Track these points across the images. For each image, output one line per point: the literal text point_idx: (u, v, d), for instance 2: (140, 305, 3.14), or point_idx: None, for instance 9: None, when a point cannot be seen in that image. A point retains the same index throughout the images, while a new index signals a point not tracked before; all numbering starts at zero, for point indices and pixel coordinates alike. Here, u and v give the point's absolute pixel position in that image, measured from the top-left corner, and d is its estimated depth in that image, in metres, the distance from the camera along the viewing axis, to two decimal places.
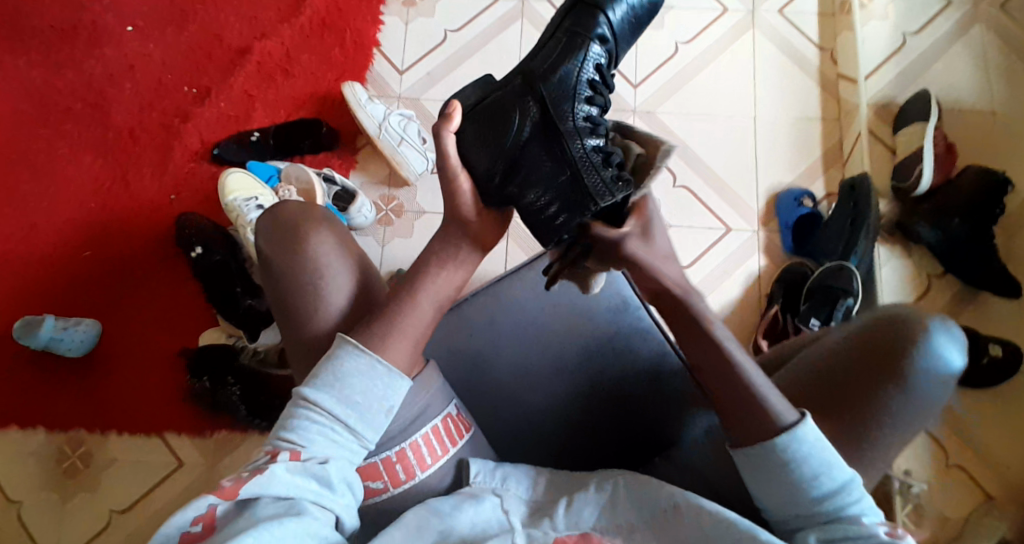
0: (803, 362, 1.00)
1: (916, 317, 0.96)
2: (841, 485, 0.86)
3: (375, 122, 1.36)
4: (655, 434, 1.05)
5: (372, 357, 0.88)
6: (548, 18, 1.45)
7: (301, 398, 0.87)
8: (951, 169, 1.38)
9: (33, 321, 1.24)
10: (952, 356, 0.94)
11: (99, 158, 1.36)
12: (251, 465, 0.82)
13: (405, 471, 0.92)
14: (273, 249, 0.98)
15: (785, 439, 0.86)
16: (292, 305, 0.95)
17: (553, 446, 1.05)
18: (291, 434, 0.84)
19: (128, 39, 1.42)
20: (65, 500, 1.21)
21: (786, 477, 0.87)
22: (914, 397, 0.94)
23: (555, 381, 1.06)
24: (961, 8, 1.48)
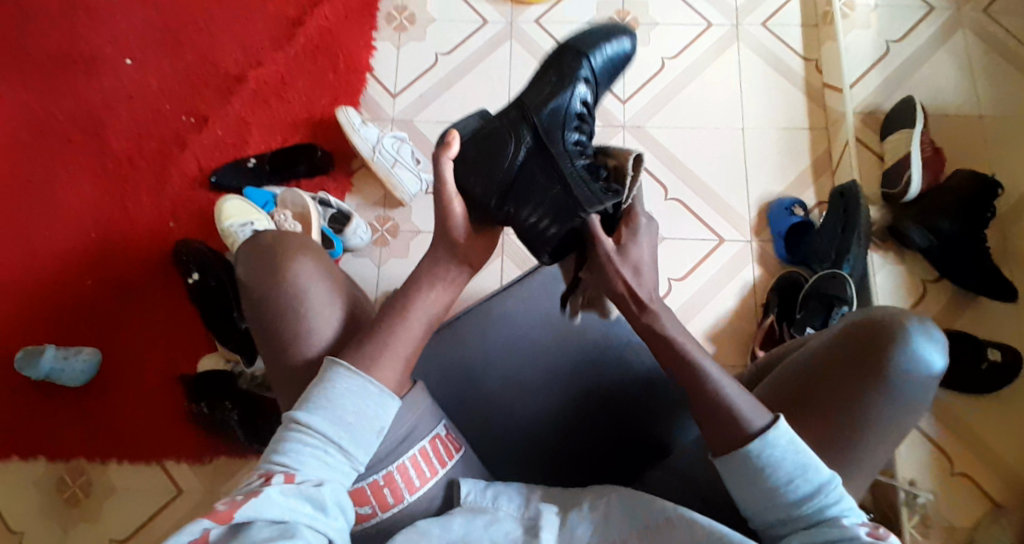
0: (792, 372, 0.98)
1: (895, 320, 0.95)
2: (820, 485, 0.86)
3: (369, 145, 1.41)
4: (646, 445, 1.08)
5: (364, 378, 0.88)
6: (536, 39, 1.53)
7: (293, 422, 0.86)
8: (940, 173, 1.43)
9: (33, 349, 1.35)
10: (934, 358, 0.93)
11: (99, 186, 1.46)
12: (243, 488, 0.79)
13: (393, 493, 0.93)
14: (255, 280, 0.97)
15: (757, 445, 0.87)
16: (277, 335, 0.95)
17: (546, 459, 1.08)
18: (283, 455, 0.83)
19: (126, 70, 1.51)
20: (69, 528, 1.33)
21: (765, 483, 0.87)
22: (899, 398, 0.93)
23: (550, 391, 1.10)
24: (944, 15, 1.54)
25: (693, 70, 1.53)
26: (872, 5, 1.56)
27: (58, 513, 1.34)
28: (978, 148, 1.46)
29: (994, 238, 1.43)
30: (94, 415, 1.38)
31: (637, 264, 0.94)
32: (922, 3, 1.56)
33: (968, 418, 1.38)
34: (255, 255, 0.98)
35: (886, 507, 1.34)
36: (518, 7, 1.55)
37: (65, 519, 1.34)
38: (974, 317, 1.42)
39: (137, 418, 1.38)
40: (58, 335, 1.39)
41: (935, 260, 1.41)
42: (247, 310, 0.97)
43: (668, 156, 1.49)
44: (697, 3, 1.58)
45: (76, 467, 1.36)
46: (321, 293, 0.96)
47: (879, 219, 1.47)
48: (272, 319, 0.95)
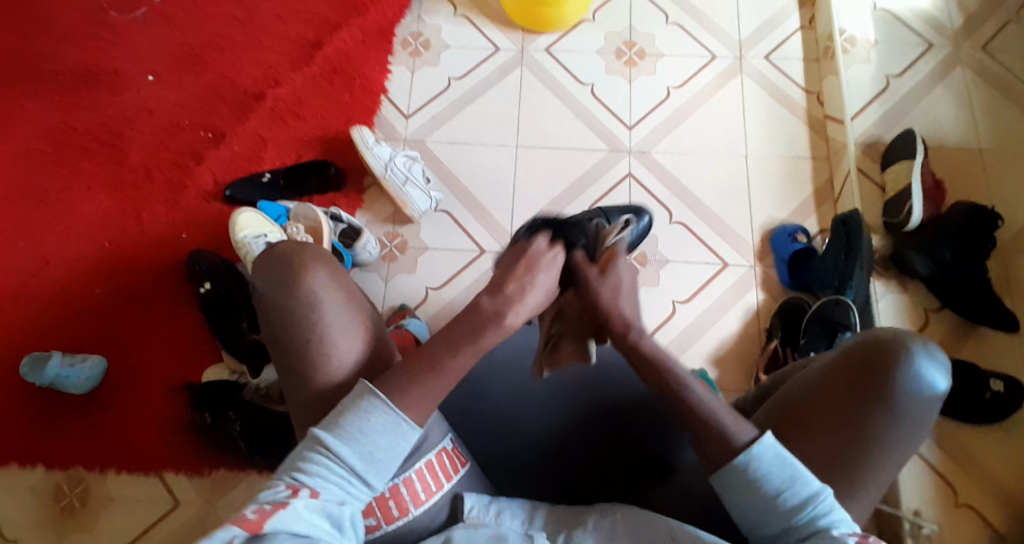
0: (795, 388, 0.97)
1: (898, 342, 0.94)
2: (812, 494, 0.86)
3: (381, 163, 1.44)
4: (653, 461, 1.07)
5: (397, 415, 0.88)
6: (547, 68, 1.57)
7: (322, 438, 0.88)
8: (940, 204, 1.46)
9: (40, 357, 1.36)
10: (935, 379, 0.93)
11: (115, 197, 1.48)
12: (269, 497, 0.83)
13: (398, 507, 0.93)
14: (274, 296, 0.97)
15: (744, 460, 0.87)
16: (295, 353, 0.95)
17: (551, 478, 1.07)
18: (307, 472, 0.86)
19: (147, 86, 1.55)
20: (65, 537, 1.32)
21: (756, 495, 0.87)
22: (904, 421, 0.92)
23: (549, 405, 1.10)
24: (943, 51, 1.58)
25: (696, 99, 1.57)
26: (872, 41, 1.60)
27: (54, 522, 1.33)
28: (977, 179, 1.49)
29: (995, 268, 1.45)
30: (95, 422, 1.38)
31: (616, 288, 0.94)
32: (920, 39, 1.60)
33: (972, 447, 1.37)
34: (276, 270, 0.98)
35: (891, 536, 1.33)
36: (528, 36, 1.60)
37: (61, 527, 1.33)
38: (976, 346, 1.42)
39: (138, 427, 1.37)
40: (65, 343, 1.40)
41: (936, 288, 1.42)
42: (265, 326, 0.98)
43: (674, 181, 1.52)
44: (701, 35, 1.62)
45: (74, 475, 1.35)
46: (340, 317, 0.96)
47: (881, 248, 1.48)
48: (289, 338, 0.95)
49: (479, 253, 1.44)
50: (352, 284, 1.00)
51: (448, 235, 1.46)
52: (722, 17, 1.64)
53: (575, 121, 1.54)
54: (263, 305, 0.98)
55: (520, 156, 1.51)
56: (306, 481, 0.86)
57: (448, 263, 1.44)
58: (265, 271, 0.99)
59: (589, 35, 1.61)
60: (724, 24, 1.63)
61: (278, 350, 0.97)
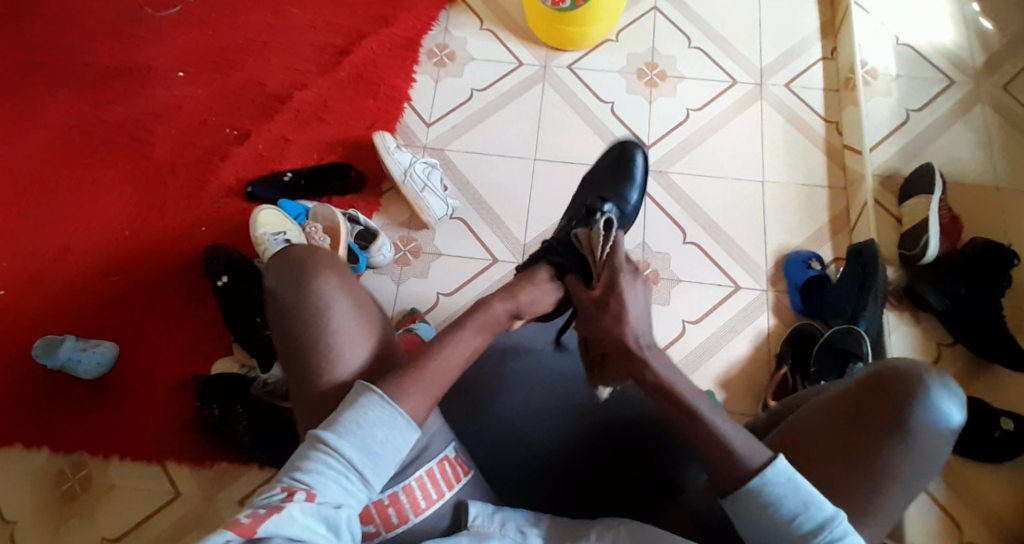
0: (805, 414, 0.96)
1: (913, 373, 0.92)
2: (826, 518, 0.86)
3: (401, 168, 1.46)
4: (658, 479, 1.05)
5: (395, 409, 0.90)
6: (569, 85, 1.60)
7: (321, 440, 0.88)
8: (957, 239, 1.45)
9: (52, 340, 1.37)
10: (952, 413, 0.91)
11: (139, 189, 1.51)
12: (264, 502, 0.82)
13: (398, 514, 0.94)
14: (286, 300, 0.97)
15: (756, 483, 0.87)
16: (303, 356, 0.96)
17: (554, 489, 1.06)
18: (306, 473, 0.86)
19: (178, 83, 1.59)
20: (65, 522, 1.33)
21: (769, 519, 0.86)
22: (919, 454, 0.90)
23: (564, 418, 1.10)
24: (964, 88, 1.59)
25: (715, 122, 1.59)
26: (893, 75, 1.61)
27: (54, 506, 1.34)
28: (994, 216, 1.48)
29: (1009, 307, 1.44)
30: (102, 408, 1.39)
31: (619, 312, 0.96)
32: (942, 76, 1.60)
33: (980, 486, 1.35)
34: (288, 270, 0.98)
35: None
36: (552, 53, 1.62)
37: (61, 512, 1.33)
38: (987, 384, 1.40)
39: (143, 416, 1.38)
40: (80, 328, 1.42)
41: (950, 323, 1.42)
42: (274, 323, 0.99)
43: (688, 202, 1.53)
44: (722, 60, 1.64)
45: (77, 461, 1.36)
46: (349, 325, 0.97)
47: (895, 280, 1.48)
48: (297, 338, 0.96)
49: (492, 262, 1.46)
50: (363, 291, 1.00)
51: (462, 243, 1.47)
52: (744, 44, 1.66)
53: (594, 137, 1.55)
54: (273, 303, 0.99)
55: (538, 169, 1.52)
56: (304, 484, 0.85)
57: (462, 270, 1.45)
58: (276, 270, 0.99)
59: (613, 56, 1.63)
60: (746, 51, 1.65)
61: (285, 348, 0.98)
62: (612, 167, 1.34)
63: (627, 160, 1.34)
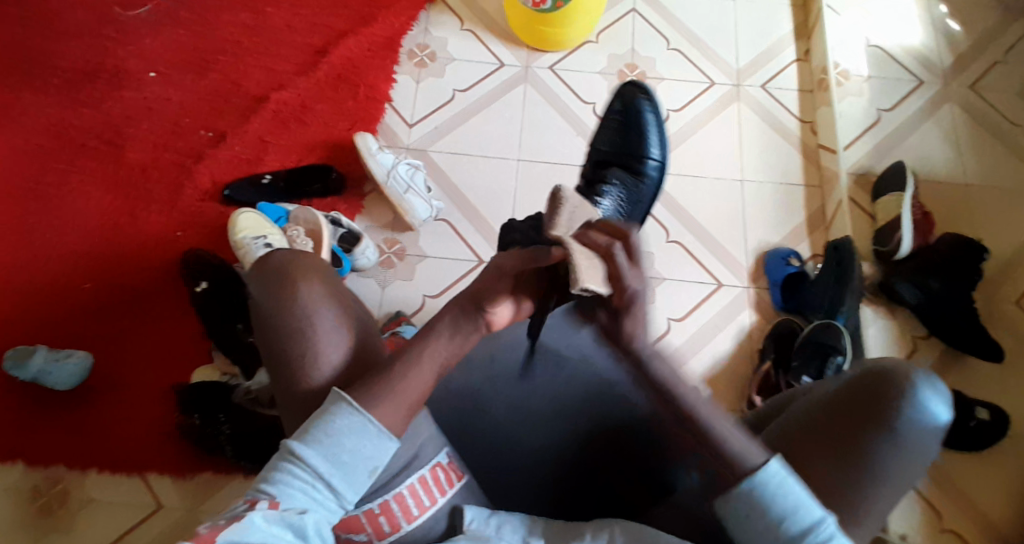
0: (796, 414, 0.96)
1: (901, 371, 0.93)
2: (814, 521, 0.86)
3: (384, 170, 1.45)
4: (651, 480, 1.05)
5: (364, 416, 0.89)
6: (551, 86, 1.60)
7: (289, 451, 0.88)
8: (929, 235, 1.49)
9: (24, 350, 1.32)
10: (939, 410, 0.91)
11: (111, 193, 1.47)
12: (228, 513, 0.82)
13: (389, 522, 0.93)
14: (267, 303, 0.97)
15: (750, 482, 0.86)
16: (284, 360, 0.95)
17: (547, 494, 1.06)
18: (272, 483, 0.86)
19: (150, 83, 1.55)
20: (40, 537, 1.28)
21: (760, 522, 0.86)
22: (906, 452, 0.91)
23: (563, 422, 1.09)
24: (933, 88, 1.63)
25: (695, 122, 1.61)
26: (864, 77, 1.65)
27: (29, 522, 1.28)
28: (963, 213, 1.53)
29: (980, 299, 1.47)
30: (78, 420, 1.34)
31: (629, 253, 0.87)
32: (911, 76, 1.65)
33: (959, 474, 1.38)
34: (268, 278, 0.99)
35: None
36: (533, 53, 1.62)
37: (36, 528, 1.28)
38: (962, 374, 1.43)
39: (122, 427, 1.34)
40: (52, 338, 1.37)
41: (926, 316, 1.44)
42: (257, 331, 0.98)
43: (673, 203, 1.55)
44: (701, 61, 1.66)
45: (53, 475, 1.31)
46: (330, 328, 0.96)
47: (870, 275, 1.51)
48: (279, 338, 0.95)
49: (477, 263, 1.45)
50: (348, 297, 1.00)
51: (446, 244, 1.46)
52: (721, 45, 1.68)
53: (576, 138, 1.55)
54: (256, 311, 0.98)
55: (521, 169, 1.52)
56: (269, 493, 0.85)
57: (447, 272, 1.44)
58: (258, 280, 1.00)
59: (592, 56, 1.64)
60: (722, 52, 1.67)
61: (268, 351, 0.96)
62: (626, 124, 1.37)
63: (635, 113, 1.37)
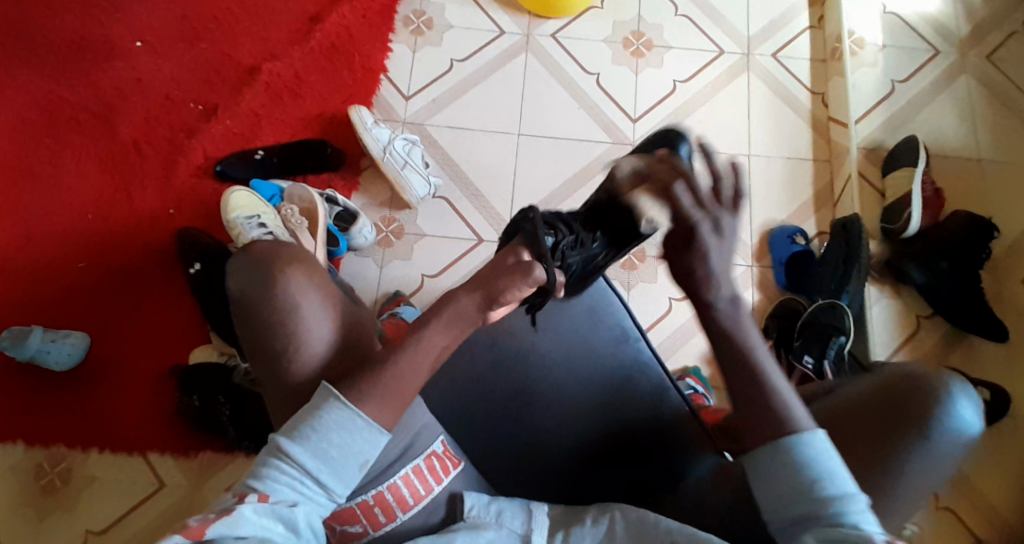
0: (824, 412, 0.93)
1: (935, 378, 0.88)
2: (844, 494, 0.80)
3: (380, 146, 1.40)
4: (659, 467, 1.05)
5: (353, 412, 0.86)
6: (554, 55, 1.54)
7: (277, 447, 0.85)
8: (939, 213, 1.43)
9: (19, 331, 1.30)
10: (970, 417, 0.86)
11: (102, 168, 1.43)
12: (219, 506, 0.79)
13: (385, 513, 0.92)
14: (251, 295, 0.94)
15: (795, 440, 0.83)
16: (269, 354, 0.92)
17: (553, 480, 1.05)
18: (260, 478, 0.83)
19: (137, 53, 1.49)
20: (44, 516, 1.28)
21: (791, 479, 0.82)
22: (935, 463, 0.86)
23: (565, 408, 1.07)
24: (949, 58, 1.57)
25: (703, 94, 1.55)
26: (879, 46, 1.58)
27: (32, 502, 1.29)
28: (973, 189, 1.48)
29: (987, 279, 1.43)
30: (75, 402, 1.33)
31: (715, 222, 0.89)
32: (927, 45, 1.58)
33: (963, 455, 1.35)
34: (245, 273, 0.95)
35: None
36: (535, 21, 1.56)
37: (40, 507, 1.29)
38: (963, 354, 1.41)
39: (120, 408, 1.33)
40: (47, 317, 1.35)
41: (933, 296, 1.41)
42: (239, 328, 0.96)
43: None
44: (710, 29, 1.59)
45: (55, 454, 1.31)
46: (317, 321, 0.93)
47: (877, 254, 1.47)
48: (261, 339, 0.93)
49: (477, 242, 1.42)
50: (333, 287, 0.97)
51: (445, 221, 1.43)
52: (730, 11, 1.61)
53: (579, 110, 1.51)
54: (235, 306, 0.95)
55: (522, 144, 1.48)
56: (257, 487, 0.82)
57: (448, 250, 1.42)
58: (234, 274, 0.96)
59: (597, 24, 1.57)
60: (733, 19, 1.60)
61: (252, 352, 0.94)
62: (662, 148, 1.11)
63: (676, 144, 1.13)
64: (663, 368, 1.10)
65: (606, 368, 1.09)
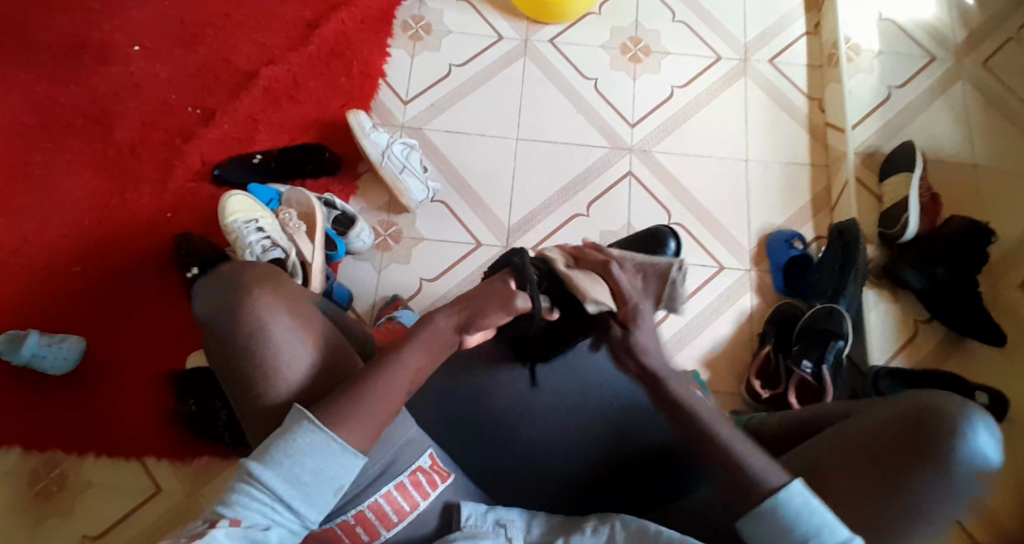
0: (842, 433, 0.92)
1: (955, 410, 0.88)
2: (841, 540, 0.83)
3: (378, 150, 1.40)
4: (662, 482, 1.03)
5: (327, 434, 0.85)
6: (552, 61, 1.55)
7: (248, 471, 0.84)
8: (936, 217, 1.44)
9: (15, 335, 1.29)
10: (987, 449, 0.86)
11: (99, 172, 1.43)
12: (188, 531, 0.79)
13: (367, 531, 0.91)
14: (220, 320, 0.92)
15: (772, 503, 0.84)
16: (244, 378, 0.91)
17: (557, 492, 1.04)
18: (230, 504, 0.82)
19: (135, 58, 1.49)
20: (38, 522, 1.27)
21: (782, 539, 0.83)
22: (951, 489, 0.86)
23: (569, 420, 1.06)
24: (944, 65, 1.58)
25: (701, 100, 1.55)
26: (876, 52, 1.59)
27: (26, 507, 1.28)
28: (969, 195, 1.48)
29: (985, 283, 1.43)
30: (71, 407, 1.32)
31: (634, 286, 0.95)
32: (922, 52, 1.60)
33: None
34: (214, 298, 0.94)
35: None
36: (533, 27, 1.57)
37: (34, 513, 1.28)
38: (961, 359, 1.40)
39: (115, 413, 1.32)
40: (42, 321, 1.34)
41: (930, 300, 1.41)
42: (210, 352, 0.94)
43: (676, 184, 1.49)
44: (707, 36, 1.60)
45: (51, 459, 1.30)
46: (289, 343, 0.92)
47: (875, 258, 1.47)
48: (235, 362, 0.91)
49: (475, 246, 1.42)
50: (305, 307, 0.95)
51: (444, 226, 1.43)
52: (727, 18, 1.62)
53: (577, 115, 1.51)
54: (205, 331, 0.94)
55: (520, 149, 1.48)
56: (227, 512, 0.82)
57: (444, 255, 1.41)
58: (202, 299, 0.94)
59: (595, 29, 1.58)
60: (730, 25, 1.61)
61: (226, 375, 0.93)
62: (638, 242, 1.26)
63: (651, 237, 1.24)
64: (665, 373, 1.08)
65: (608, 377, 1.07)
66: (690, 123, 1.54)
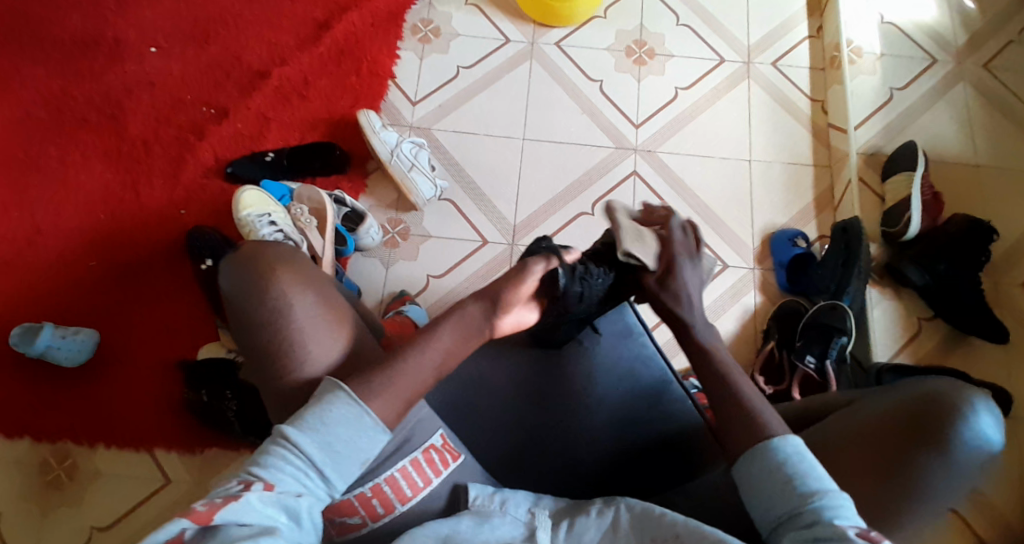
0: (845, 422, 0.94)
1: (957, 396, 0.89)
2: (823, 489, 0.82)
3: (387, 148, 1.43)
4: (672, 466, 1.05)
5: (360, 407, 0.88)
6: (556, 62, 1.58)
7: (282, 436, 0.86)
8: (939, 215, 1.45)
9: (32, 328, 1.33)
10: (991, 433, 0.88)
11: (114, 169, 1.46)
12: (223, 492, 0.80)
13: (383, 505, 0.93)
14: (246, 297, 0.94)
15: (769, 448, 0.86)
16: (269, 355, 0.93)
17: (563, 476, 1.05)
18: (264, 467, 0.83)
19: (150, 58, 1.54)
20: (50, 510, 1.30)
21: (768, 482, 0.84)
22: (955, 472, 0.87)
23: (575, 406, 1.08)
24: (945, 67, 1.60)
25: (704, 100, 1.58)
26: (877, 54, 1.62)
27: (39, 496, 1.30)
28: (971, 194, 1.50)
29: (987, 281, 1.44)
30: (82, 397, 1.35)
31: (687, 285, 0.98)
32: (924, 54, 1.61)
33: None
34: (242, 274, 0.95)
35: None
36: (540, 29, 1.60)
37: (47, 502, 1.30)
38: (963, 355, 1.41)
39: (127, 404, 1.35)
40: (57, 315, 1.38)
41: (930, 297, 1.42)
42: (236, 330, 0.97)
43: (678, 182, 1.52)
44: (710, 37, 1.63)
45: (63, 449, 1.33)
46: (314, 322, 0.94)
47: (877, 256, 1.48)
48: (259, 339, 0.94)
49: (481, 243, 1.44)
50: (328, 288, 0.98)
51: (451, 223, 1.45)
52: (730, 21, 1.65)
53: (581, 116, 1.54)
54: (232, 307, 0.96)
55: (526, 149, 1.51)
56: (261, 476, 0.83)
57: (451, 252, 1.44)
58: (229, 273, 0.96)
59: (600, 32, 1.61)
60: (732, 27, 1.64)
61: (246, 352, 0.96)
62: None
63: None
64: (665, 361, 1.12)
65: (615, 362, 1.10)
66: (694, 122, 1.56)
